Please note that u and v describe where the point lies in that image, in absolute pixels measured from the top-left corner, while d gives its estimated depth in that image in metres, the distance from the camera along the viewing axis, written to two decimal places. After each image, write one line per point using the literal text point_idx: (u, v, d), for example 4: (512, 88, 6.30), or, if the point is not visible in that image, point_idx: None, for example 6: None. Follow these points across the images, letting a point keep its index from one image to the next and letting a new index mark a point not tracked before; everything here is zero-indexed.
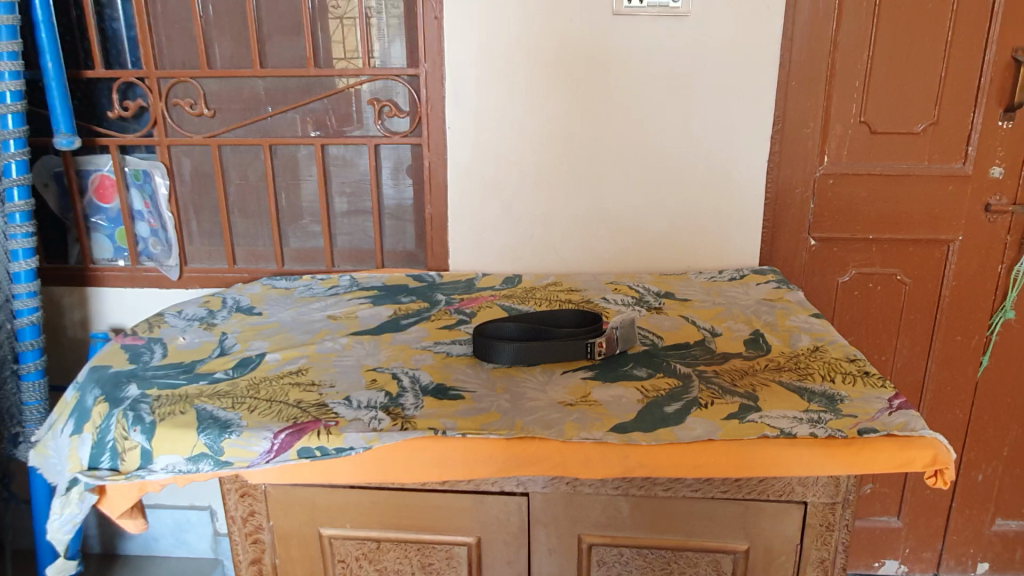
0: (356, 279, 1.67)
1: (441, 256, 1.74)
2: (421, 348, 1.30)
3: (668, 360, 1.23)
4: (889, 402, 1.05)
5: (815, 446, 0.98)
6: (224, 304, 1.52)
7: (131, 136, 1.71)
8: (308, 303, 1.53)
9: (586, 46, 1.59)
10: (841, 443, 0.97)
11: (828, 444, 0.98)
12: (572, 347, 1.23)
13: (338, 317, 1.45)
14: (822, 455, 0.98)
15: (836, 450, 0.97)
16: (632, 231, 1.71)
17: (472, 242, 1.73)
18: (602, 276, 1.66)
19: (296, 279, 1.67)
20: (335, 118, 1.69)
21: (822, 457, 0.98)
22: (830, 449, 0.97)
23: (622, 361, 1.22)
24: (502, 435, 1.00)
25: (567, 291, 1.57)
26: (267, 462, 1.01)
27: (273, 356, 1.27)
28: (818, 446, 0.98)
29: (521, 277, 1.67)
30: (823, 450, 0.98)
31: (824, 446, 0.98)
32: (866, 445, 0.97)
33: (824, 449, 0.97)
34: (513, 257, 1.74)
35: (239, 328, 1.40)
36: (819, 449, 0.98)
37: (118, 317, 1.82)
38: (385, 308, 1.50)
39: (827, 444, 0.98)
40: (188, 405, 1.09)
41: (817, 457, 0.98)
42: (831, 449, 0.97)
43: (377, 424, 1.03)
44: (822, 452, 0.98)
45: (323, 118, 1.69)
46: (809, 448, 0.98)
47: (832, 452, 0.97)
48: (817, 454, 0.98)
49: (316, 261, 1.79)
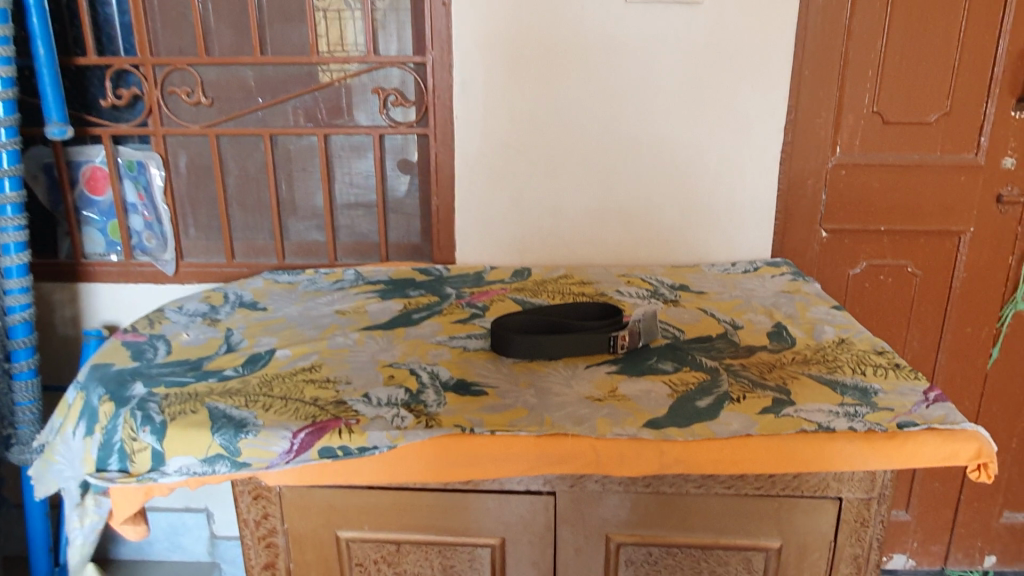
0: (362, 273, 1.62)
1: (448, 250, 1.70)
2: (437, 343, 1.26)
3: (692, 354, 1.20)
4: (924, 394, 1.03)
5: (855, 440, 0.95)
6: (226, 299, 1.47)
7: (124, 126, 1.65)
8: (314, 298, 1.48)
9: (597, 34, 1.56)
10: (882, 436, 0.95)
11: (869, 438, 0.95)
12: (594, 341, 1.19)
13: (347, 311, 1.41)
14: (863, 449, 0.95)
15: (877, 444, 0.95)
16: (643, 224, 1.68)
17: (480, 235, 1.69)
18: (614, 269, 1.63)
19: (299, 273, 1.62)
20: (327, 110, 1.64)
21: (863, 451, 0.95)
22: (871, 444, 0.95)
23: (646, 355, 1.19)
24: (532, 432, 0.96)
25: (580, 285, 1.54)
26: (287, 462, 0.96)
27: (284, 352, 1.22)
28: (859, 441, 0.95)
29: (530, 270, 1.63)
30: (864, 444, 0.95)
31: (865, 441, 0.95)
32: (908, 438, 0.95)
33: (865, 443, 0.95)
34: (521, 250, 1.70)
35: (245, 323, 1.35)
36: (860, 443, 0.95)
37: (111, 314, 1.76)
38: (394, 302, 1.45)
39: (868, 437, 0.95)
40: (199, 404, 1.04)
41: (858, 451, 0.95)
42: (873, 443, 0.95)
43: (400, 422, 0.99)
44: (863, 446, 0.95)
45: (326, 108, 1.64)
46: (849, 442, 0.95)
47: (873, 446, 0.95)
48: (858, 448, 0.95)
49: (318, 255, 1.73)
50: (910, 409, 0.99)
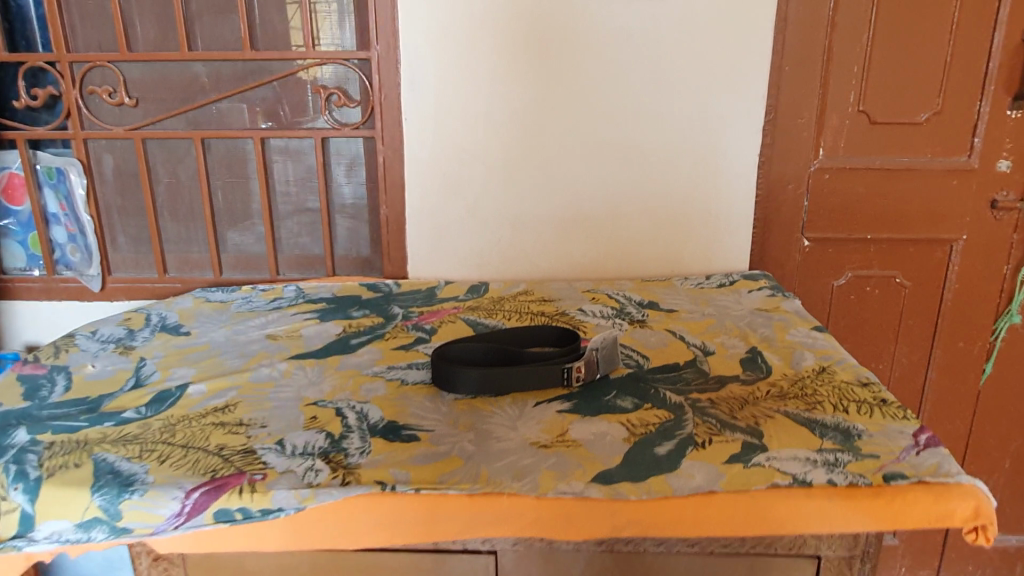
0: (303, 290, 1.48)
1: (399, 263, 1.56)
2: (372, 375, 1.12)
3: (655, 387, 1.07)
4: (914, 436, 0.91)
5: (838, 497, 0.83)
6: (147, 323, 1.33)
7: (41, 129, 1.50)
8: (246, 319, 1.34)
9: (559, 26, 1.42)
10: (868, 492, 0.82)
11: (853, 495, 0.83)
12: (545, 375, 1.06)
13: (279, 336, 1.27)
14: (847, 506, 0.82)
15: (863, 501, 0.82)
16: (611, 235, 1.54)
17: (433, 247, 1.55)
18: (579, 284, 1.50)
19: (234, 290, 1.48)
20: (291, 107, 1.49)
21: (847, 510, 0.82)
22: (856, 501, 0.82)
23: (604, 390, 1.06)
24: (463, 490, 0.83)
25: (540, 302, 1.41)
26: (177, 527, 0.83)
27: (197, 388, 1.08)
28: (841, 498, 0.82)
29: (487, 286, 1.50)
30: (849, 501, 0.82)
31: (849, 498, 0.82)
32: (898, 494, 0.82)
33: (850, 500, 0.82)
34: (479, 263, 1.56)
35: (161, 352, 1.21)
36: (843, 500, 0.82)
37: (32, 334, 1.61)
38: (333, 324, 1.32)
39: (851, 493, 0.83)
40: (85, 455, 0.91)
41: (842, 509, 0.82)
42: (858, 501, 0.82)
43: (313, 478, 0.86)
44: (847, 504, 0.82)
45: (281, 107, 1.49)
46: (830, 499, 0.83)
47: (859, 504, 0.82)
48: (841, 506, 0.82)
49: (259, 270, 1.59)
50: (898, 458, 0.86)
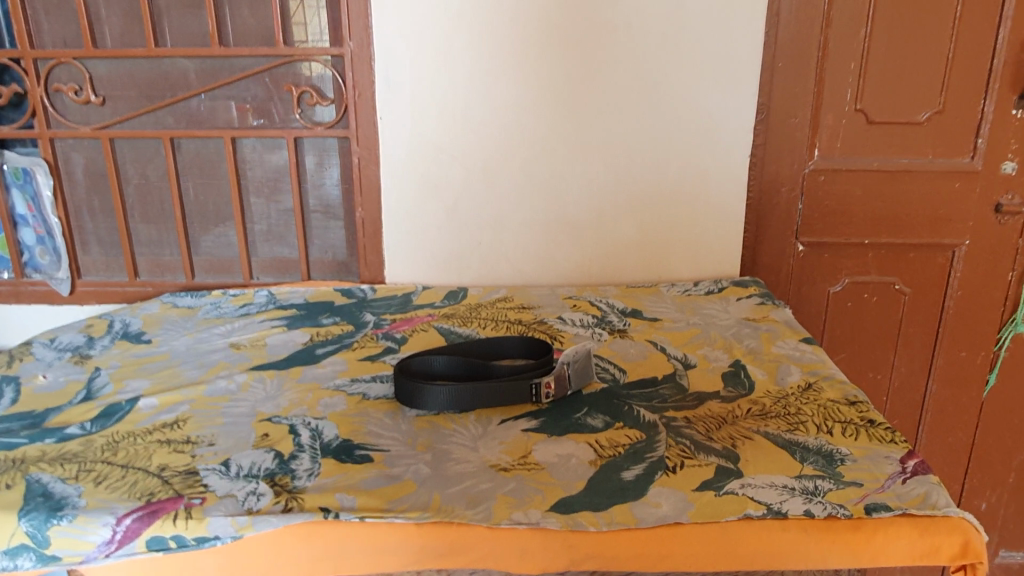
0: (275, 295, 1.43)
1: (376, 267, 1.51)
2: (333, 389, 1.07)
3: (629, 404, 1.01)
4: (901, 462, 0.84)
5: (815, 530, 0.76)
6: (109, 330, 1.28)
7: (7, 128, 1.45)
8: (211, 327, 1.29)
9: (540, 20, 1.35)
10: (848, 525, 0.76)
11: (831, 528, 0.76)
12: (513, 391, 1.00)
13: (242, 346, 1.22)
14: (824, 540, 0.76)
15: (842, 535, 0.76)
16: (596, 238, 1.48)
17: (411, 250, 1.50)
18: (561, 291, 1.44)
19: (204, 295, 1.43)
20: (282, 105, 1.43)
21: (825, 544, 0.76)
22: (834, 535, 0.76)
23: (574, 408, 1.00)
24: (412, 518, 0.77)
25: (519, 310, 1.35)
26: (107, 556, 0.78)
27: (148, 402, 1.03)
28: (819, 531, 0.76)
29: (466, 291, 1.45)
30: (827, 535, 0.76)
31: (827, 531, 0.76)
32: (880, 528, 0.76)
33: (828, 534, 0.76)
34: (459, 267, 1.51)
35: (118, 361, 1.16)
36: (820, 533, 0.76)
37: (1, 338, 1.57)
38: (300, 332, 1.26)
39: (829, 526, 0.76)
40: (18, 476, 0.86)
41: (819, 543, 0.76)
42: (836, 535, 0.76)
43: (253, 503, 0.80)
44: (825, 538, 0.76)
45: (269, 107, 1.43)
46: (807, 532, 0.76)
47: (837, 538, 0.76)
48: (819, 540, 0.76)
49: (232, 273, 1.54)
50: (882, 487, 0.80)
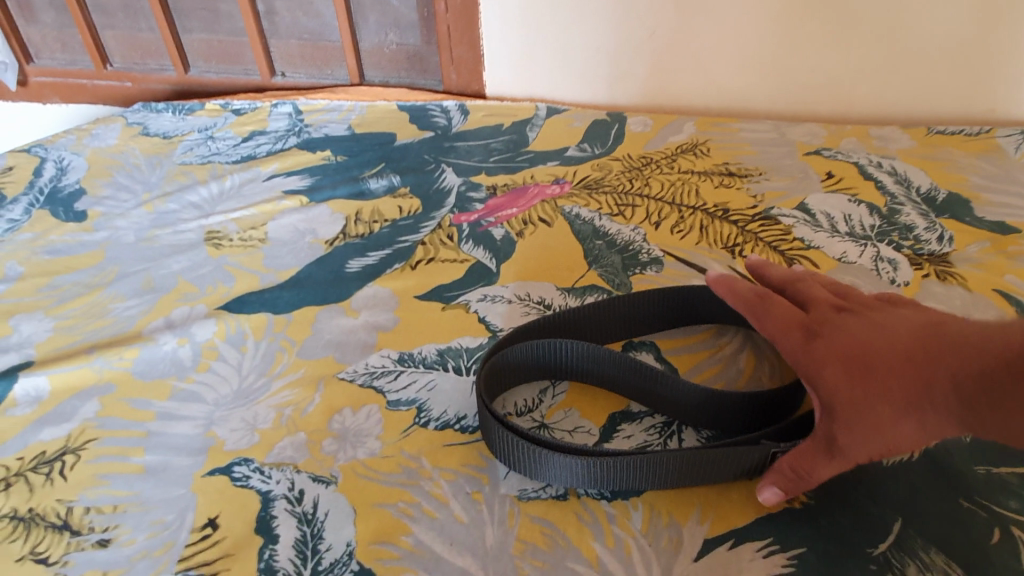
0: (304, 119, 0.86)
1: (469, 67, 0.91)
2: (360, 382, 0.55)
3: (999, 522, 0.43)
4: (750, 268, 0.54)
5: (884, 399, 0.39)
6: (29, 186, 0.77)
7: None
8: (188, 185, 0.76)
9: None
10: (798, 349, 0.44)
11: (930, 385, 0.37)
12: (721, 463, 0.46)
13: (224, 242, 0.68)
14: (973, 387, 0.35)
15: (958, 349, 0.37)
16: (874, 31, 0.79)
17: (531, 42, 0.87)
18: (795, 132, 0.81)
19: (192, 115, 0.89)
20: None
21: (1003, 382, 0.34)
22: (1001, 352, 0.35)
23: (871, 521, 0.44)
24: None
25: (720, 185, 0.73)
26: None
27: (29, 389, 0.55)
28: (948, 400, 0.37)
29: (624, 125, 0.84)
30: (996, 383, 0.34)
31: (929, 381, 0.37)
32: (863, 327, 0.42)
33: (981, 379, 0.35)
34: (614, 74, 0.88)
35: (19, 265, 0.67)
36: (953, 391, 0.36)
37: None
38: (327, 211, 0.72)
39: (830, 376, 0.41)
40: None
41: (994, 401, 0.34)
42: (962, 360, 0.37)
43: None
44: (955, 370, 0.37)
45: None
46: (915, 411, 0.38)
47: (957, 369, 0.37)
48: (981, 389, 0.35)
49: (245, 66, 0.98)
50: (756, 298, 0.47)
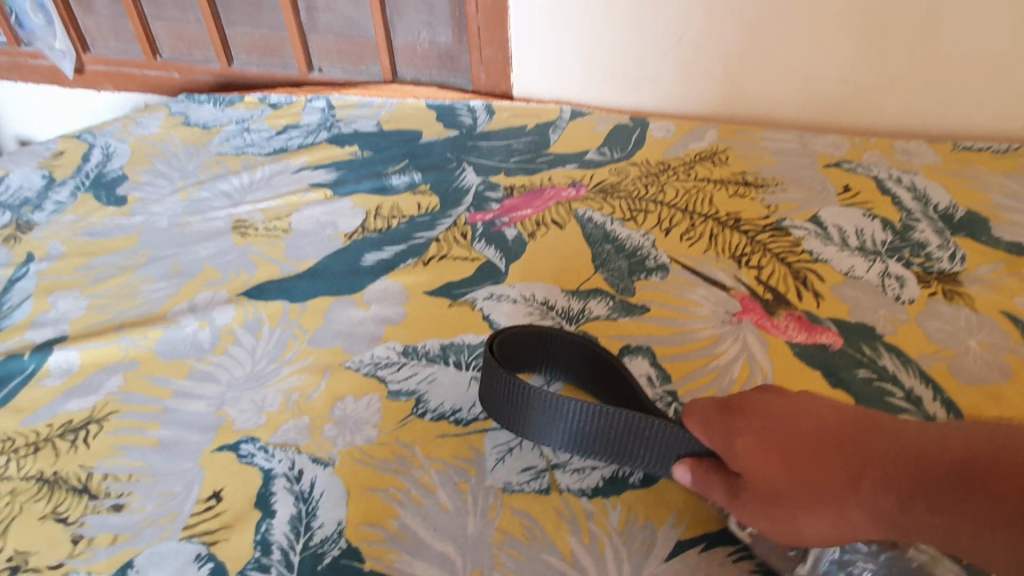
0: (335, 113, 0.90)
1: (497, 67, 0.92)
2: (364, 372, 0.57)
3: None
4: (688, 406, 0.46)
5: (808, 486, 0.36)
6: (77, 170, 0.82)
7: None
8: (221, 174, 0.80)
9: None
10: (719, 432, 0.41)
11: (862, 477, 0.35)
12: None
13: (249, 231, 0.72)
14: (912, 486, 0.33)
15: (896, 448, 0.35)
16: (903, 44, 0.78)
17: (557, 45, 0.88)
18: (819, 143, 0.81)
19: (232, 107, 0.93)
20: None
21: (955, 487, 0.31)
22: (946, 462, 0.33)
23: None
24: None
25: (736, 194, 0.73)
26: None
27: (60, 362, 0.59)
28: (876, 497, 0.34)
29: (645, 130, 0.85)
30: (944, 487, 0.32)
31: (860, 473, 0.35)
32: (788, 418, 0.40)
33: (925, 485, 0.32)
34: (638, 79, 0.89)
35: (61, 245, 0.71)
36: (885, 490, 0.34)
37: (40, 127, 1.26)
38: (349, 204, 0.75)
39: (751, 453, 0.39)
40: None
41: (938, 503, 0.32)
42: (902, 458, 0.34)
43: None
44: (893, 470, 0.34)
45: None
46: (838, 502, 0.35)
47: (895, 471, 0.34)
48: (925, 489, 0.32)
49: (284, 60, 1.02)
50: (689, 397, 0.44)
